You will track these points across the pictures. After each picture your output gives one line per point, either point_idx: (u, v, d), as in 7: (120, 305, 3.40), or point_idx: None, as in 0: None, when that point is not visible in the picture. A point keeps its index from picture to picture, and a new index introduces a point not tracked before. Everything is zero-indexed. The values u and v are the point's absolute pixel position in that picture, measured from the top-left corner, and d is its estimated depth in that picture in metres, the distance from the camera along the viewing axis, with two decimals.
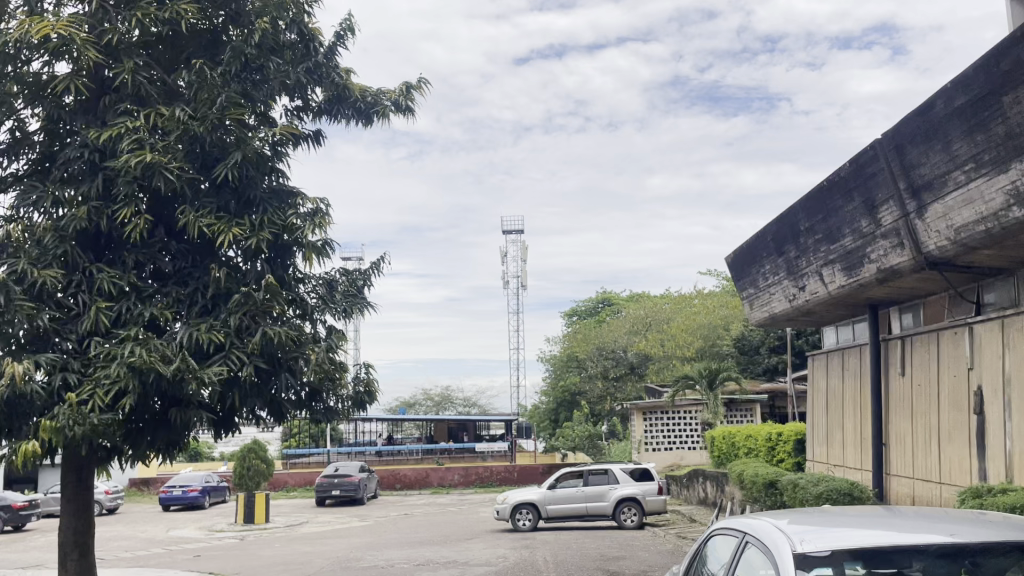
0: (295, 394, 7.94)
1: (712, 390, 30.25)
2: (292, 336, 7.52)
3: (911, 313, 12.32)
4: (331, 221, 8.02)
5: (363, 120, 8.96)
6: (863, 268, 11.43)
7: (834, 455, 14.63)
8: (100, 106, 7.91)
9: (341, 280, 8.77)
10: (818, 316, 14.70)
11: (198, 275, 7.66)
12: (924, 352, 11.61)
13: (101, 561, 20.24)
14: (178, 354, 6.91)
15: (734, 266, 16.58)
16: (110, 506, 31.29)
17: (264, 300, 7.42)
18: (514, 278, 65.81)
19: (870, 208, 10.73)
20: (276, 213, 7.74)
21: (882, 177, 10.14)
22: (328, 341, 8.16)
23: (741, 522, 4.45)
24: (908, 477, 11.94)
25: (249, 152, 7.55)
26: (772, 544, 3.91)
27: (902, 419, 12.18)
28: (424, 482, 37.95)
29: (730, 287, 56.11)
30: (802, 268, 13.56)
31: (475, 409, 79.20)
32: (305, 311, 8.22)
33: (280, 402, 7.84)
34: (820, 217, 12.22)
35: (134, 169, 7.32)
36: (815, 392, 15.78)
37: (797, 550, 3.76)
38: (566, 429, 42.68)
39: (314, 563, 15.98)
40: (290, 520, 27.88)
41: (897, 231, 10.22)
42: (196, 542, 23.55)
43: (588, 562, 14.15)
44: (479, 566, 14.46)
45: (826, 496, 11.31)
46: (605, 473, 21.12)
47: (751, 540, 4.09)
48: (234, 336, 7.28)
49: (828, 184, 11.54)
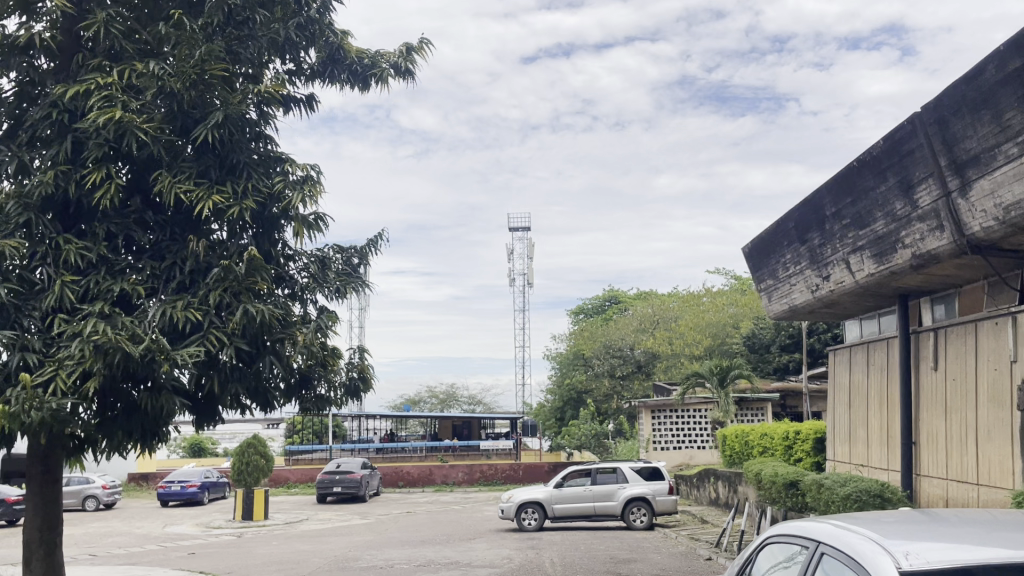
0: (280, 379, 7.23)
1: (723, 387, 29.41)
2: (277, 314, 6.82)
3: (943, 304, 11.57)
4: (323, 191, 7.32)
5: (359, 84, 8.31)
6: (896, 254, 10.68)
7: (857, 454, 13.88)
8: (73, 65, 7.27)
9: (334, 258, 8.08)
10: (841, 308, 13.95)
11: (175, 249, 6.99)
12: (960, 344, 10.88)
13: (93, 558, 19.62)
14: (148, 333, 6.22)
15: (752, 256, 15.85)
16: (107, 501, 30.73)
17: (246, 275, 6.73)
18: (520, 275, 64.76)
19: (905, 188, 10.00)
20: (260, 180, 7.06)
21: (921, 154, 9.42)
22: (319, 322, 7.45)
23: (815, 530, 3.61)
24: (940, 478, 11.20)
25: (231, 112, 6.86)
26: (859, 559, 3.07)
27: (934, 417, 11.43)
28: (428, 480, 37.27)
29: (741, 285, 55.26)
30: (827, 255, 12.81)
31: (480, 408, 78.60)
32: (293, 291, 7.54)
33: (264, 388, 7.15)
34: (848, 201, 11.50)
35: (105, 128, 6.64)
36: (835, 389, 15.02)
37: (880, 558, 3.00)
38: (572, 428, 42.08)
39: (310, 563, 15.27)
40: (289, 517, 27.24)
41: (936, 212, 9.47)
42: (192, 539, 22.92)
43: (598, 565, 13.38)
44: (483, 567, 13.71)
45: (854, 498, 10.45)
46: (613, 472, 20.40)
47: (825, 550, 3.34)
48: (212, 314, 6.59)
49: (857, 164, 10.82)
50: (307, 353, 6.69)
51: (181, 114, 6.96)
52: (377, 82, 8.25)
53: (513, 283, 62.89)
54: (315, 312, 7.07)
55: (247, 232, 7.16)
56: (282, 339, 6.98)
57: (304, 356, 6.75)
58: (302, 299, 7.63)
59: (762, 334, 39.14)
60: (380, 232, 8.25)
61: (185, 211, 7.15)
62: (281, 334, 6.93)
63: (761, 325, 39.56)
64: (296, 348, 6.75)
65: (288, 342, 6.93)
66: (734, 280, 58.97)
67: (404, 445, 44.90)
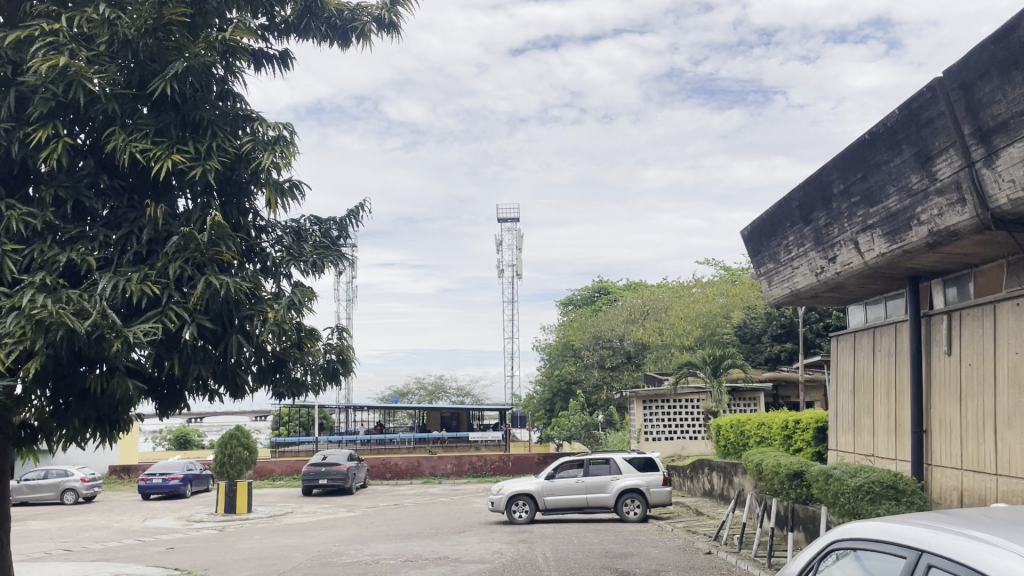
0: (247, 360, 6.55)
1: (716, 377, 28.82)
2: (245, 288, 6.13)
3: (957, 285, 11.00)
4: (298, 152, 6.64)
5: (339, 42, 7.62)
6: (911, 232, 10.08)
7: (861, 444, 13.34)
8: (21, 15, 6.57)
9: (311, 230, 7.41)
10: (846, 292, 13.38)
11: (133, 216, 6.30)
12: (976, 327, 10.34)
13: (67, 553, 18.86)
14: (98, 307, 5.54)
15: (751, 240, 15.26)
16: (87, 495, 29.97)
17: (209, 244, 6.07)
18: (510, 267, 63.80)
19: (922, 160, 9.42)
20: (227, 140, 6.39)
21: (941, 123, 8.83)
22: (291, 297, 6.76)
23: (908, 533, 3.04)
24: (954, 468, 10.64)
25: (194, 63, 6.16)
26: None
27: (947, 404, 10.88)
28: (416, 472, 36.63)
29: (731, 275, 54.80)
30: (833, 236, 12.23)
31: (469, 400, 78.02)
32: (266, 266, 6.90)
33: (230, 369, 6.49)
34: (858, 176, 10.91)
35: (52, 81, 5.94)
36: (838, 376, 14.46)
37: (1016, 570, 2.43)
38: (561, 419, 41.61)
39: (292, 559, 14.57)
40: (273, 510, 26.54)
41: (957, 184, 8.90)
42: (172, 533, 22.18)
43: (593, 560, 12.72)
44: (473, 563, 13.02)
45: (865, 490, 9.88)
46: (606, 462, 19.81)
47: (933, 559, 2.78)
48: (171, 287, 5.91)
49: (869, 138, 10.25)
50: (282, 335, 6.00)
51: (138, 67, 6.27)
52: (358, 37, 7.58)
53: (501, 274, 62.24)
54: (292, 287, 6.39)
55: (213, 198, 6.49)
56: (250, 314, 6.30)
57: (277, 340, 6.02)
58: (274, 274, 6.96)
59: (754, 324, 38.59)
60: (362, 204, 7.60)
61: (145, 175, 6.47)
62: (249, 310, 6.25)
63: (754, 315, 39.03)
64: (269, 329, 6.04)
65: (256, 319, 6.24)
66: (724, 271, 58.47)
67: (392, 436, 44.28)
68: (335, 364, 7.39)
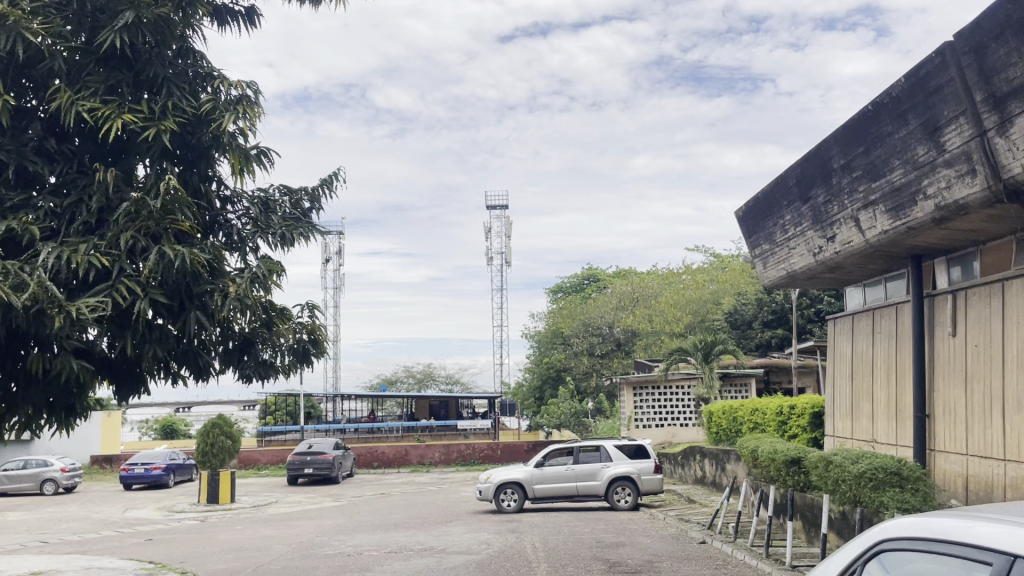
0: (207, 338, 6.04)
1: (708, 363, 28.44)
2: (203, 260, 5.61)
3: (961, 265, 10.61)
4: (263, 112, 6.12)
5: (315, 0, 7.10)
6: (916, 206, 9.64)
7: (859, 429, 12.95)
8: None
9: (280, 200, 6.88)
10: (845, 272, 12.96)
11: (81, 183, 5.75)
12: (983, 307, 9.93)
13: (42, 545, 18.29)
14: (37, 279, 5.02)
15: (746, 220, 14.80)
16: (67, 485, 29.35)
17: (162, 211, 5.53)
18: (498, 255, 63.15)
19: (929, 131, 8.99)
20: (184, 99, 5.84)
21: (950, 89, 8.40)
22: (256, 270, 6.23)
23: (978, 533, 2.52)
24: (959, 453, 10.24)
25: (146, 14, 5.60)
26: None
27: (951, 387, 10.49)
28: (403, 461, 36.16)
29: (722, 262, 54.38)
30: (832, 213, 11.78)
31: (458, 387, 77.61)
32: (231, 239, 6.39)
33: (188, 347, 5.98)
34: (860, 150, 10.48)
35: None
36: (835, 359, 14.07)
37: None
38: (551, 406, 41.23)
39: (273, 550, 14.07)
40: (257, 500, 26.02)
41: (967, 155, 8.46)
42: (152, 524, 21.64)
43: (583, 550, 12.25)
44: (458, 554, 12.53)
45: (868, 476, 9.41)
46: (596, 450, 19.38)
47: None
48: (123, 259, 5.37)
49: (874, 108, 9.80)
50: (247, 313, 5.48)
51: (85, 18, 5.72)
52: None
53: (490, 262, 61.65)
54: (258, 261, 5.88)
55: (170, 163, 5.95)
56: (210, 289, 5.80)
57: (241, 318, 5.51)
58: (240, 246, 6.45)
59: (745, 310, 38.06)
60: (337, 175, 7.09)
61: (98, 137, 5.93)
62: (209, 285, 5.74)
63: (745, 302, 38.60)
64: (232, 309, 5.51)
65: (217, 295, 5.74)
66: (713, 258, 58.16)
67: (379, 425, 43.78)
68: (307, 343, 6.92)
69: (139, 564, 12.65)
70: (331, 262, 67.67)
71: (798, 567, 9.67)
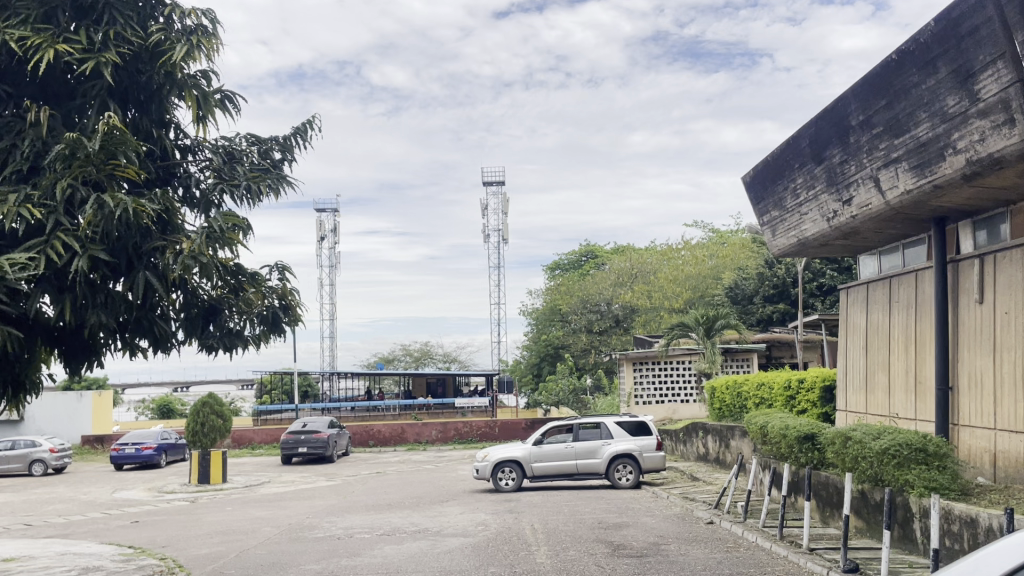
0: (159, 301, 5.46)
1: (709, 337, 27.80)
2: (150, 213, 4.97)
3: (987, 228, 9.97)
4: (219, 43, 5.74)
5: None
6: (944, 162, 8.98)
7: (874, 402, 12.34)
8: None
9: (248, 150, 6.19)
10: (858, 239, 12.28)
11: (16, 125, 5.43)
12: (1013, 270, 9.26)
13: (26, 528, 17.71)
14: None
15: (753, 185, 14.09)
16: (57, 466, 28.81)
17: (99, 156, 4.91)
18: (496, 232, 62.29)
19: (963, 79, 8.28)
20: (128, 28, 5.57)
21: (987, 31, 7.69)
22: (215, 228, 5.56)
23: None
24: (986, 428, 9.61)
25: None
26: None
27: (978, 357, 9.84)
28: (400, 439, 35.61)
29: (722, 237, 53.73)
30: (848, 174, 11.06)
31: (455, 366, 77.05)
32: (190, 199, 5.73)
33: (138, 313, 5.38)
34: (881, 104, 9.76)
35: None
36: (848, 330, 13.42)
37: None
38: (549, 384, 40.69)
39: (260, 533, 13.44)
40: (249, 480, 25.46)
41: (1004, 102, 7.81)
42: (140, 505, 21.04)
43: (585, 532, 11.60)
44: (454, 536, 11.89)
45: (892, 453, 8.75)
46: (596, 427, 18.76)
47: None
48: (58, 212, 4.82)
49: (898, 57, 9.09)
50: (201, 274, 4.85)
51: None
52: None
53: (487, 240, 60.89)
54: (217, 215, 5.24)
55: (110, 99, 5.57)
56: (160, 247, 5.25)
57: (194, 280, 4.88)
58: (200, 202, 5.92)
59: (746, 285, 37.31)
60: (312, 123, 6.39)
61: (40, 76, 5.57)
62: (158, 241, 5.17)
63: (746, 276, 37.87)
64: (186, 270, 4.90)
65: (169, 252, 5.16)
66: (712, 233, 57.50)
67: (376, 403, 43.18)
68: (277, 310, 6.41)
69: (118, 549, 11.99)
70: (326, 240, 66.88)
71: (816, 550, 9.00)
